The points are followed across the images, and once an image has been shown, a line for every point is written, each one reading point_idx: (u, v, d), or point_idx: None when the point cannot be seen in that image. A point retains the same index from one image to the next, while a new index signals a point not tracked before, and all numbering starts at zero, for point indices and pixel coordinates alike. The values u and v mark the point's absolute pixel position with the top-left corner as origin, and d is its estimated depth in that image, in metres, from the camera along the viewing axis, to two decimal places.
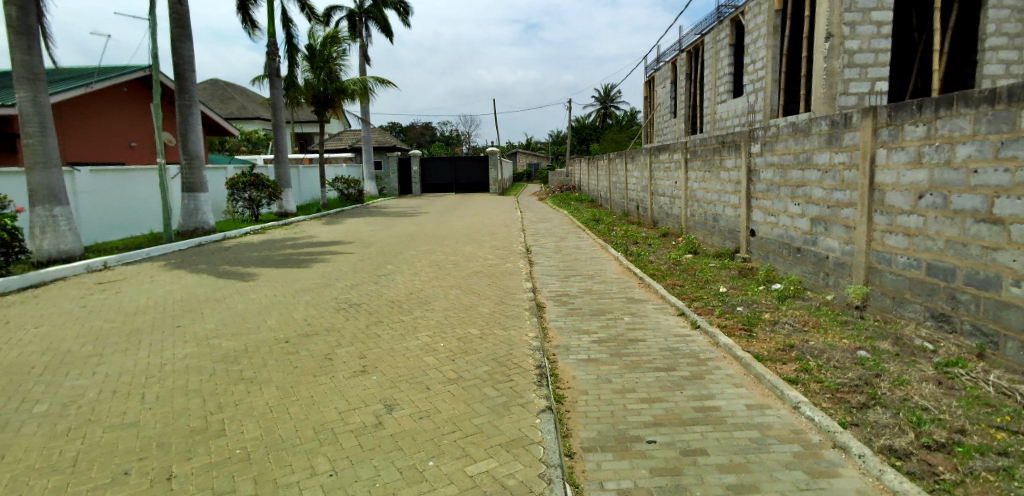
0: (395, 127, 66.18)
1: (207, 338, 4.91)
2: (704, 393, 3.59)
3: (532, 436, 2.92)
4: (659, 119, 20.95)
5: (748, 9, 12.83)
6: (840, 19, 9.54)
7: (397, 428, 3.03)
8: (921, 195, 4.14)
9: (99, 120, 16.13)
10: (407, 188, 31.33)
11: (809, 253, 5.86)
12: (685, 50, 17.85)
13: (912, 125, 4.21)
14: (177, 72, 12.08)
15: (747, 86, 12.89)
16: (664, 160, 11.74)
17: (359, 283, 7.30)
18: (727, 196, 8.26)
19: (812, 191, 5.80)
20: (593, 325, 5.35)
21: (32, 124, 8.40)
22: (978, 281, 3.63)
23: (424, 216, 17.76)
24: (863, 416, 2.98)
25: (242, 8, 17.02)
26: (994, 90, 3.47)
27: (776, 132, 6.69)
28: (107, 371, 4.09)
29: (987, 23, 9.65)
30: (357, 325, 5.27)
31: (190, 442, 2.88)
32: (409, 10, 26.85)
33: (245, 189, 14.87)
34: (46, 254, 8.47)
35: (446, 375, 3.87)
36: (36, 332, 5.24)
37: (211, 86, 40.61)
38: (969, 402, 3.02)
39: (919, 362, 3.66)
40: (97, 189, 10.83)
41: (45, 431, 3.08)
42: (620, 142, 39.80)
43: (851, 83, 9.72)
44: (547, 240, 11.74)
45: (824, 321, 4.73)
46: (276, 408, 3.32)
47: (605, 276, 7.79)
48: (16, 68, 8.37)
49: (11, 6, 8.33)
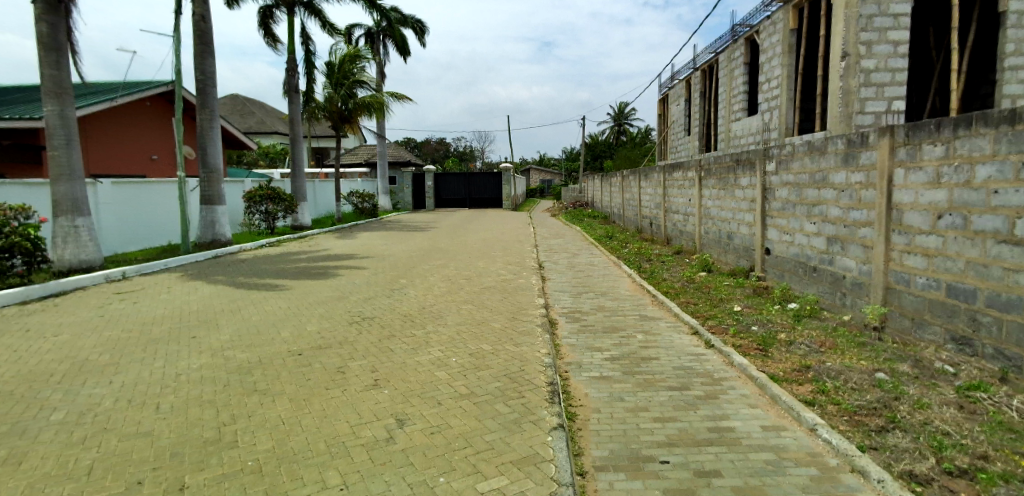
0: (410, 143, 66.95)
1: (222, 349, 4.96)
2: (718, 413, 3.54)
3: (543, 454, 2.90)
4: (673, 137, 20.97)
5: (763, 28, 12.86)
6: (855, 38, 9.53)
7: (408, 443, 3.02)
8: (940, 215, 4.08)
9: (122, 133, 16.53)
10: (421, 202, 31.59)
11: (826, 272, 5.78)
12: (699, 68, 17.91)
13: (930, 145, 4.17)
14: (199, 87, 12.37)
15: (762, 104, 12.85)
16: (678, 178, 11.72)
17: (373, 296, 7.35)
18: (742, 214, 8.22)
19: (828, 210, 5.75)
20: (605, 342, 5.31)
21: (58, 137, 8.64)
22: (1000, 304, 3.55)
23: (437, 231, 17.85)
24: (881, 440, 2.91)
25: (263, 27, 17.47)
26: (1015, 111, 3.44)
27: (792, 150, 6.65)
28: (123, 380, 4.14)
29: (1006, 43, 9.55)
30: (370, 338, 5.28)
31: (204, 453, 2.90)
32: (425, 29, 27.33)
33: (262, 202, 15.09)
34: (67, 264, 8.64)
35: (457, 390, 3.86)
36: (56, 340, 5.35)
37: (232, 102, 41.59)
38: (992, 427, 2.95)
39: (939, 385, 3.58)
40: (118, 200, 11.06)
41: (61, 439, 3.12)
42: (634, 159, 39.89)
43: (868, 102, 9.67)
44: (559, 256, 11.74)
45: (841, 342, 4.64)
46: (289, 420, 3.34)
47: (618, 293, 7.75)
48: (45, 82, 8.64)
49: (42, 23, 8.62)
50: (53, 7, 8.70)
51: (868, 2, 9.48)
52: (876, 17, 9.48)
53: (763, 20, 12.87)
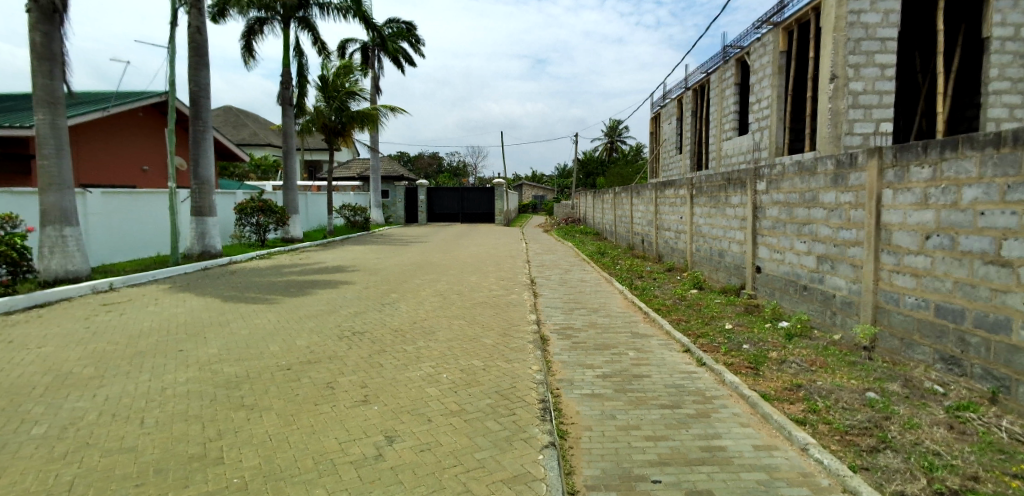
0: (404, 157, 67.18)
1: (209, 363, 4.88)
2: (710, 432, 3.52)
3: (534, 473, 2.86)
4: (664, 155, 21.20)
5: (753, 49, 13.10)
6: (843, 61, 9.72)
7: (398, 460, 2.98)
8: (928, 235, 4.14)
9: (113, 143, 16.42)
10: (414, 216, 31.57)
11: (816, 291, 5.82)
12: (691, 88, 18.19)
13: (918, 167, 4.24)
14: (192, 99, 12.34)
15: (752, 124, 13.03)
16: (669, 195, 11.83)
17: (364, 311, 7.29)
18: (733, 232, 8.27)
19: (818, 229, 5.80)
20: (597, 360, 5.28)
21: (49, 147, 8.59)
22: (987, 324, 3.59)
23: (429, 245, 17.80)
24: (873, 460, 2.91)
25: (248, 40, 17.53)
26: (1000, 134, 3.51)
27: (782, 171, 6.74)
28: (107, 394, 4.07)
29: (990, 68, 9.77)
30: (361, 353, 5.23)
31: (188, 470, 2.85)
32: (421, 42, 27.48)
33: (253, 214, 15.01)
34: (53, 274, 8.51)
35: (448, 407, 3.82)
36: (40, 353, 5.24)
37: (225, 114, 41.61)
38: (983, 448, 2.95)
39: (929, 405, 3.59)
40: (106, 210, 10.94)
41: (42, 454, 3.05)
42: (626, 176, 40.57)
43: (856, 124, 9.87)
44: (552, 272, 11.75)
45: (831, 362, 4.66)
46: (277, 436, 3.29)
47: (610, 310, 7.75)
48: (37, 91, 8.60)
49: (36, 32, 8.60)
50: (48, 17, 8.68)
51: (855, 27, 9.70)
52: (864, 41, 9.71)
53: (754, 42, 13.12)
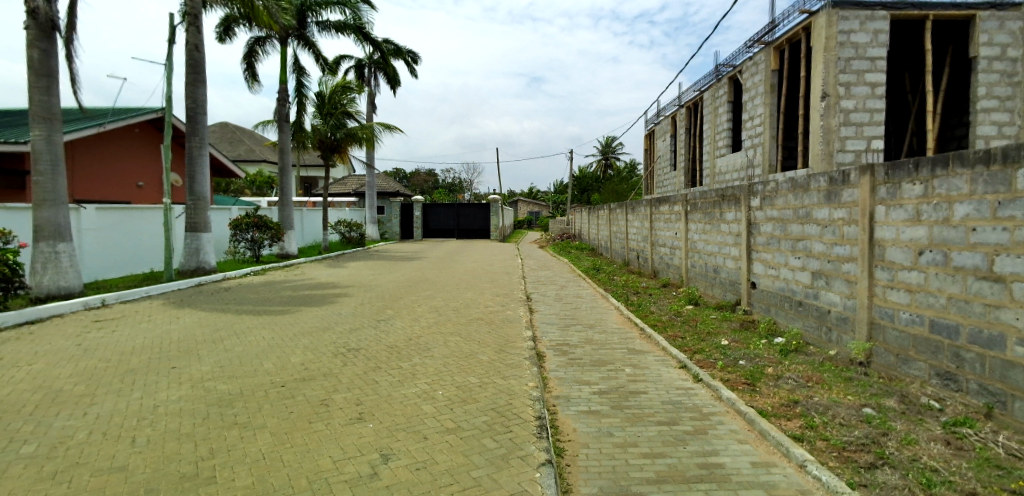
0: (400, 174, 67.60)
1: (202, 380, 4.83)
2: (708, 449, 3.50)
3: (531, 490, 2.84)
4: (659, 172, 21.35)
5: (745, 68, 13.31)
6: (835, 79, 9.88)
7: (393, 479, 2.94)
8: (921, 251, 4.18)
9: (107, 159, 16.39)
10: (409, 232, 31.52)
11: (811, 306, 5.84)
12: (685, 105, 18.45)
13: (910, 184, 4.29)
14: (189, 114, 12.35)
15: (746, 141, 13.13)
16: (664, 211, 11.91)
17: (359, 327, 7.27)
18: (728, 248, 8.32)
19: (812, 245, 5.84)
20: (593, 377, 5.25)
21: (44, 163, 8.58)
22: (982, 340, 3.61)
23: (425, 261, 17.75)
24: (871, 477, 2.90)
25: (248, 56, 17.58)
26: (990, 151, 3.56)
27: (775, 188, 6.80)
28: (98, 411, 4.02)
29: (978, 86, 9.91)
30: (355, 370, 5.19)
31: (180, 489, 2.80)
32: (417, 59, 27.72)
33: (248, 230, 14.91)
34: (46, 290, 8.43)
35: (444, 425, 3.78)
36: (31, 370, 5.18)
37: (222, 130, 41.93)
38: (980, 464, 2.95)
39: (926, 421, 3.60)
40: (99, 226, 10.88)
41: (31, 473, 2.98)
42: (620, 195, 40.91)
43: (848, 141, 9.99)
44: (547, 288, 11.76)
45: (827, 378, 4.65)
46: (270, 455, 3.25)
47: (606, 326, 7.74)
48: (33, 107, 8.59)
49: (34, 48, 8.63)
50: (46, 33, 8.71)
51: (846, 46, 9.88)
52: (854, 60, 9.89)
53: (746, 61, 13.33)
